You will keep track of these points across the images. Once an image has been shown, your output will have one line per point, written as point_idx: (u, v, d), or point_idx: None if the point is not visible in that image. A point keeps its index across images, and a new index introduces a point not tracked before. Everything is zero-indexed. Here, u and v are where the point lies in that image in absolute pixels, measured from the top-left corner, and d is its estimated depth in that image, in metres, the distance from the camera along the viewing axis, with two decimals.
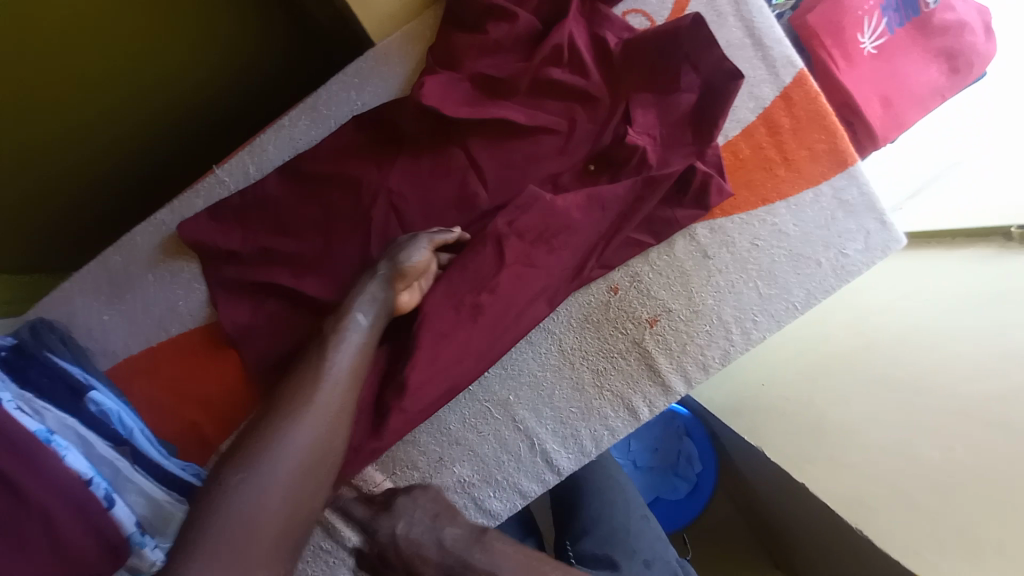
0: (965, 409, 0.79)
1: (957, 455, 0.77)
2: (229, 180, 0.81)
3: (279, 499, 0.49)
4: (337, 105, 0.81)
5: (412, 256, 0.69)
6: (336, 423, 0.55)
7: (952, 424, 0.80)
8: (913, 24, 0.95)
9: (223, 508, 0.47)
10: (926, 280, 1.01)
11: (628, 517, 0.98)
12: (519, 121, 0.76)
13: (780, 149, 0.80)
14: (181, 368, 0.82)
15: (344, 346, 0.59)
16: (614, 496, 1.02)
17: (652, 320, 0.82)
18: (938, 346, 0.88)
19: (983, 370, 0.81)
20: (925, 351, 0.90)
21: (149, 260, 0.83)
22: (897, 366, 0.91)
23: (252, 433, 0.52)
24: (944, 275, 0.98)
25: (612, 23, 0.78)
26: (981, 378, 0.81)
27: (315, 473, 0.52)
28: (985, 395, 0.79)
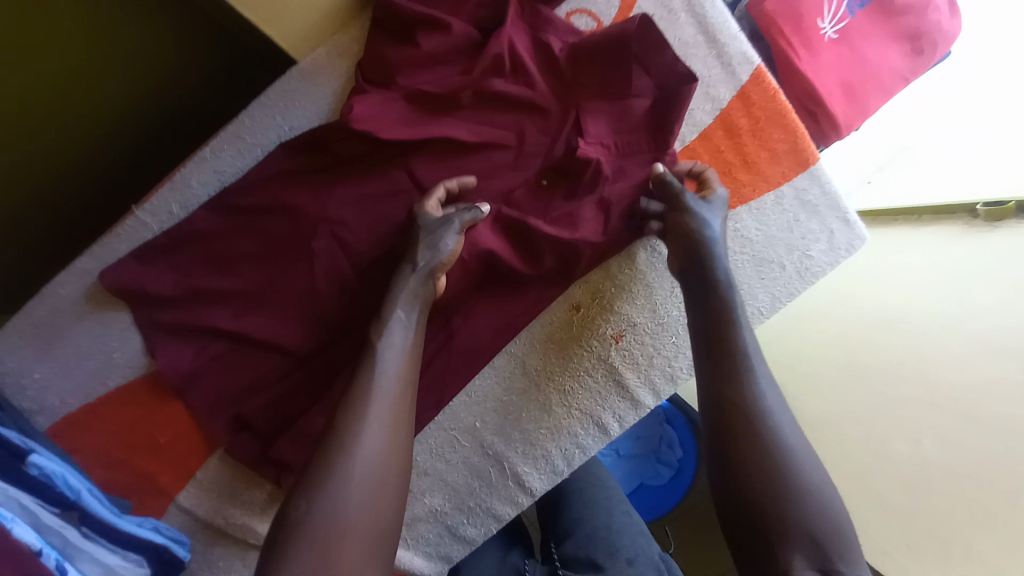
0: (936, 399, 0.79)
1: (926, 449, 0.78)
2: (153, 220, 0.74)
3: (367, 493, 0.53)
4: (264, 130, 0.74)
5: (441, 242, 0.67)
6: (399, 413, 0.58)
7: (925, 417, 0.80)
8: (876, 3, 0.91)
9: (306, 531, 0.50)
10: (890, 265, 1.00)
11: (610, 514, 0.92)
12: (464, 139, 0.71)
13: (739, 152, 0.77)
14: (127, 422, 0.78)
15: (389, 345, 0.62)
16: (596, 494, 0.96)
17: (616, 336, 0.80)
18: (910, 332, 0.87)
19: (960, 358, 0.79)
20: (895, 338, 0.89)
21: (78, 308, 0.76)
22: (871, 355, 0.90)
23: (324, 444, 0.55)
24: (910, 258, 0.97)
25: (556, 26, 0.73)
26: (956, 367, 0.79)
27: (395, 469, 0.56)
28: (963, 385, 0.77)
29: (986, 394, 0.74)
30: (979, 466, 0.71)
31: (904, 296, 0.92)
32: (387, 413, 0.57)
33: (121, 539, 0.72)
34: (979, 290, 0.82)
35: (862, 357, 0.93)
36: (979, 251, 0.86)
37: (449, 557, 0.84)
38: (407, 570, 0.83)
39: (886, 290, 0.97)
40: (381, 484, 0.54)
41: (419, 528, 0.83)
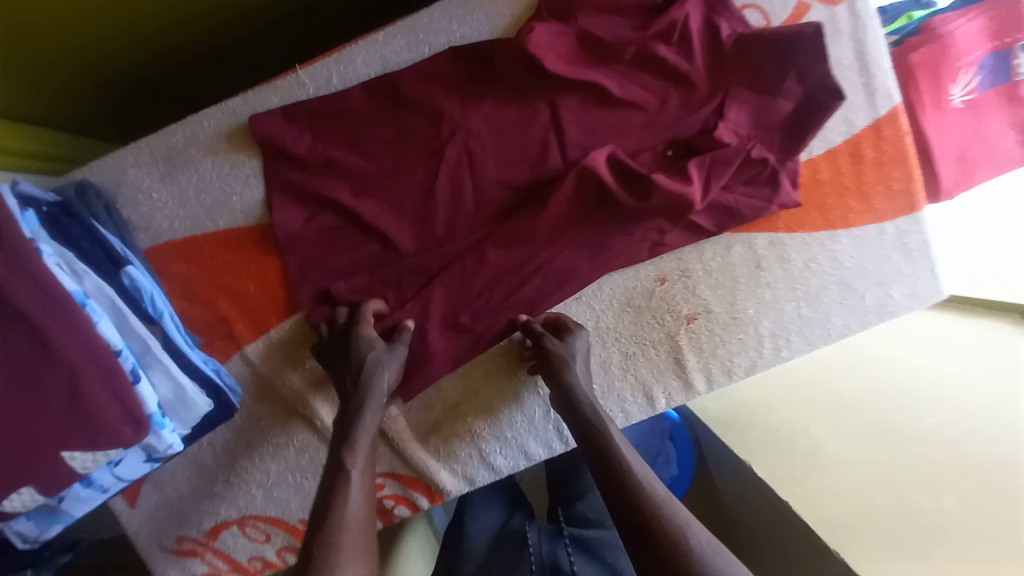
0: (968, 468, 0.86)
1: (947, 505, 0.83)
2: (310, 83, 0.78)
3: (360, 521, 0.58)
4: (436, 31, 0.78)
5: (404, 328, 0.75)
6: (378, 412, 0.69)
7: (948, 477, 0.86)
8: (1002, 89, 0.94)
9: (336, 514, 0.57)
10: (945, 338, 1.01)
11: None
12: (613, 91, 0.75)
13: (856, 179, 0.80)
14: (221, 262, 0.81)
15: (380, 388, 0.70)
16: None
17: (690, 317, 0.83)
18: (949, 403, 0.93)
19: (986, 436, 0.88)
20: (930, 407, 0.93)
21: (213, 145, 0.80)
22: (903, 411, 0.94)
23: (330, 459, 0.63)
24: (962, 338, 1.00)
25: (730, 12, 0.76)
26: (996, 438, 0.88)
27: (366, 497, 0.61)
28: (985, 457, 0.86)
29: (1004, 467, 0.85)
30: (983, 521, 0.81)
31: (949, 368, 0.97)
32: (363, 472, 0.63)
33: (190, 365, 0.76)
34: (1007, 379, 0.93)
35: (895, 415, 0.95)
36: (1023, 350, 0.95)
37: (471, 480, 0.87)
38: (430, 478, 0.87)
39: (928, 358, 0.99)
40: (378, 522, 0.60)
41: (453, 444, 0.86)
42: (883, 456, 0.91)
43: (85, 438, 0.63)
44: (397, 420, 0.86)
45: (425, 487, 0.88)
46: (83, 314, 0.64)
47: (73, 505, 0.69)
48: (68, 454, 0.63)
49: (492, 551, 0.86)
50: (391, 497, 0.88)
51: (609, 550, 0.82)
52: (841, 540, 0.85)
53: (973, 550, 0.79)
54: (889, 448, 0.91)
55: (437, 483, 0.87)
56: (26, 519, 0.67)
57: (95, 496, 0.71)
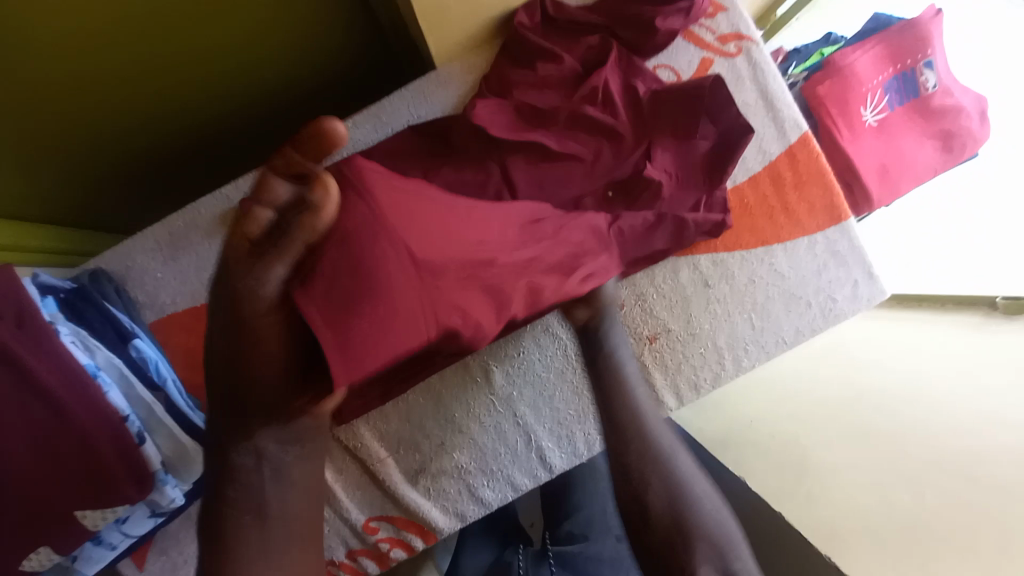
0: (944, 462, 0.87)
1: (929, 500, 0.84)
2: None
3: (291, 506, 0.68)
4: (397, 115, 0.91)
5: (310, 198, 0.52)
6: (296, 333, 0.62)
7: (927, 472, 0.87)
8: (913, 104, 1.05)
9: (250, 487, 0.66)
10: (915, 338, 1.05)
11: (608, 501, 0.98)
12: (552, 147, 0.86)
13: (782, 200, 0.89)
14: None
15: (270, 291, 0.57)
16: (596, 485, 1.01)
17: (651, 337, 0.90)
18: (926, 398, 0.94)
19: (963, 428, 0.88)
20: (904, 405, 0.95)
21: (209, 227, 0.91)
22: (881, 415, 0.96)
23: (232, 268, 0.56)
24: (925, 335, 1.04)
25: (644, 74, 0.89)
26: (977, 432, 0.87)
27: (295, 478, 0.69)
28: (964, 448, 0.87)
29: (977, 455, 0.85)
30: (967, 515, 0.81)
31: (921, 366, 0.99)
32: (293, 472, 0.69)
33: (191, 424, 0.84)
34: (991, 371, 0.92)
35: (864, 422, 0.97)
36: (995, 342, 0.95)
37: (462, 516, 0.91)
38: (423, 518, 0.90)
39: (901, 361, 1.02)
40: (303, 534, 0.68)
41: (442, 481, 0.90)
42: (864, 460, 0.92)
43: (100, 495, 0.72)
44: (387, 462, 0.90)
45: (419, 528, 0.91)
46: (94, 383, 0.72)
47: (83, 566, 0.79)
48: (80, 512, 0.72)
49: None
50: (387, 540, 0.92)
51: (590, 563, 0.87)
52: (829, 542, 0.87)
53: (958, 544, 0.79)
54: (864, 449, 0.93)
55: (430, 523, 0.90)
56: None
57: (103, 555, 0.80)
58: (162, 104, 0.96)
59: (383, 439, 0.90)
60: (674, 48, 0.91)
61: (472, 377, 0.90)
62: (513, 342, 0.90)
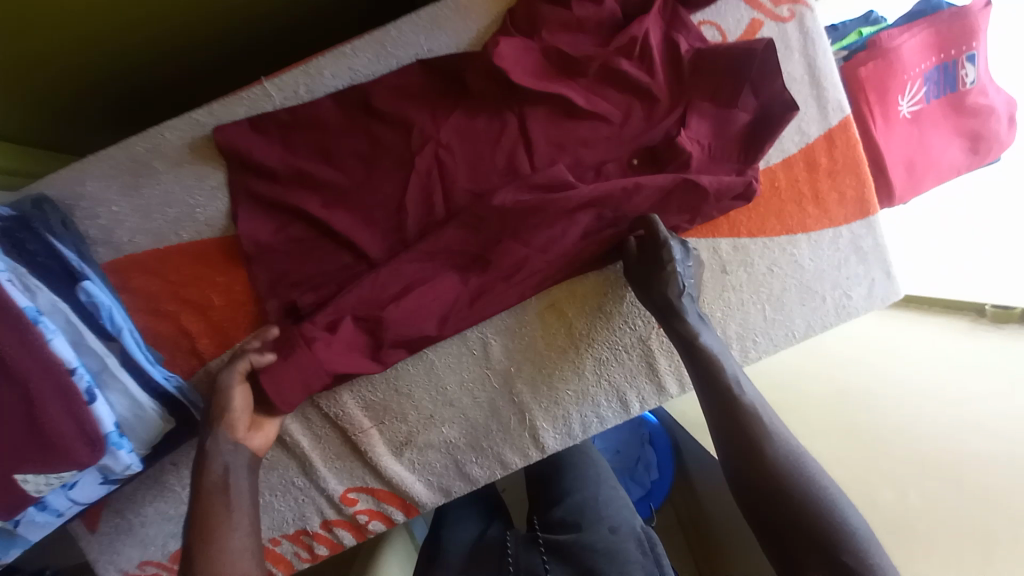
0: (927, 464, 0.86)
1: (911, 501, 0.84)
2: (277, 94, 0.78)
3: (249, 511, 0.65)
4: (404, 46, 0.79)
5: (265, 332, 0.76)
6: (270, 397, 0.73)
7: (911, 472, 0.86)
8: (948, 98, 1.00)
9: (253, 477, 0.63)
10: (909, 338, 1.05)
11: (598, 488, 0.97)
12: (580, 103, 0.77)
13: (813, 187, 0.84)
14: (186, 276, 0.80)
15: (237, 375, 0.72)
16: (585, 470, 1.01)
17: (661, 321, 0.85)
18: (912, 400, 0.93)
19: (953, 431, 0.87)
20: (888, 405, 0.95)
21: (177, 155, 0.78)
22: (862, 412, 0.97)
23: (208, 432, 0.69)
24: (919, 335, 1.04)
25: (688, 30, 0.80)
26: (968, 434, 0.85)
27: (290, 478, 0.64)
28: (952, 452, 0.85)
29: (966, 461, 0.83)
30: (943, 513, 0.81)
31: (917, 369, 0.98)
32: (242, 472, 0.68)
33: (135, 365, 0.74)
34: (976, 374, 0.91)
35: (857, 418, 0.97)
36: (989, 343, 0.95)
37: (447, 491, 0.87)
38: (405, 491, 0.86)
39: (899, 365, 1.01)
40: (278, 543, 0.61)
41: (428, 455, 0.85)
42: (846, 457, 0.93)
43: (44, 456, 0.64)
44: (370, 432, 0.84)
45: (400, 501, 0.87)
46: (35, 331, 0.64)
47: (27, 531, 0.70)
48: (22, 475, 0.64)
49: (472, 560, 0.91)
50: (365, 512, 0.87)
51: (585, 552, 0.84)
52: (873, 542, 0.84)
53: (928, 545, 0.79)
54: (843, 446, 0.95)
55: (412, 495, 0.86)
56: None
57: (49, 522, 0.72)
58: (123, 3, 0.80)
59: (365, 408, 0.84)
60: (722, 4, 0.81)
61: (467, 350, 0.84)
62: (516, 315, 0.84)
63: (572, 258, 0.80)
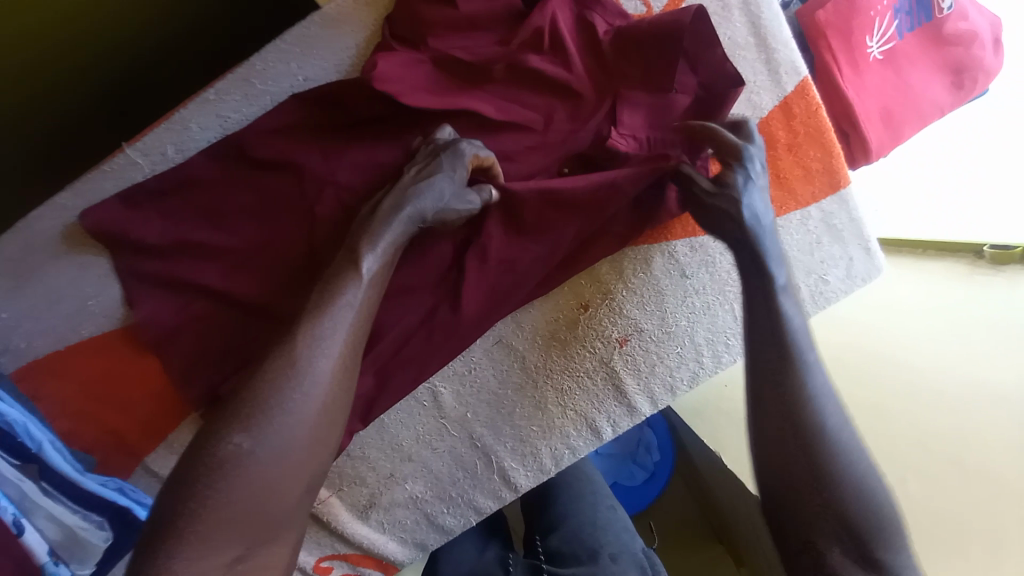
0: (929, 443, 0.77)
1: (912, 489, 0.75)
2: (144, 161, 0.69)
3: (327, 394, 0.52)
4: (276, 78, 0.69)
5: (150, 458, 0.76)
6: None
7: (913, 456, 0.77)
8: (924, 29, 0.87)
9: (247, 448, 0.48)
10: (904, 291, 0.92)
11: (595, 511, 0.95)
12: (490, 115, 0.66)
13: (772, 166, 0.73)
14: (96, 374, 0.72)
15: None
16: (582, 489, 0.99)
17: (621, 340, 0.78)
18: (900, 364, 0.84)
19: (945, 401, 0.79)
20: (885, 370, 0.84)
21: (53, 245, 0.70)
22: (863, 389, 0.84)
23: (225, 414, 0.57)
24: (921, 285, 0.91)
25: (604, 6, 0.68)
26: (965, 405, 0.77)
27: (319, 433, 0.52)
28: (952, 429, 0.77)
29: (963, 438, 0.75)
30: (941, 497, 0.74)
31: (919, 334, 0.85)
32: (340, 349, 0.54)
33: (67, 485, 0.68)
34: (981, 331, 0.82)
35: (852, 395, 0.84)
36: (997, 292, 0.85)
37: (424, 544, 0.82)
38: (379, 552, 0.81)
39: (889, 322, 0.89)
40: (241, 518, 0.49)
41: (397, 513, 0.81)
42: None
43: None
44: (333, 502, 0.79)
45: (377, 561, 0.82)
46: None
47: None
48: None
49: None
50: None
51: None
52: None
53: (943, 541, 0.71)
54: None
55: (388, 555, 0.82)
56: None
57: None
58: None
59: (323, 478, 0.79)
60: None
61: (416, 402, 0.78)
62: (462, 356, 0.77)
63: (512, 291, 0.72)
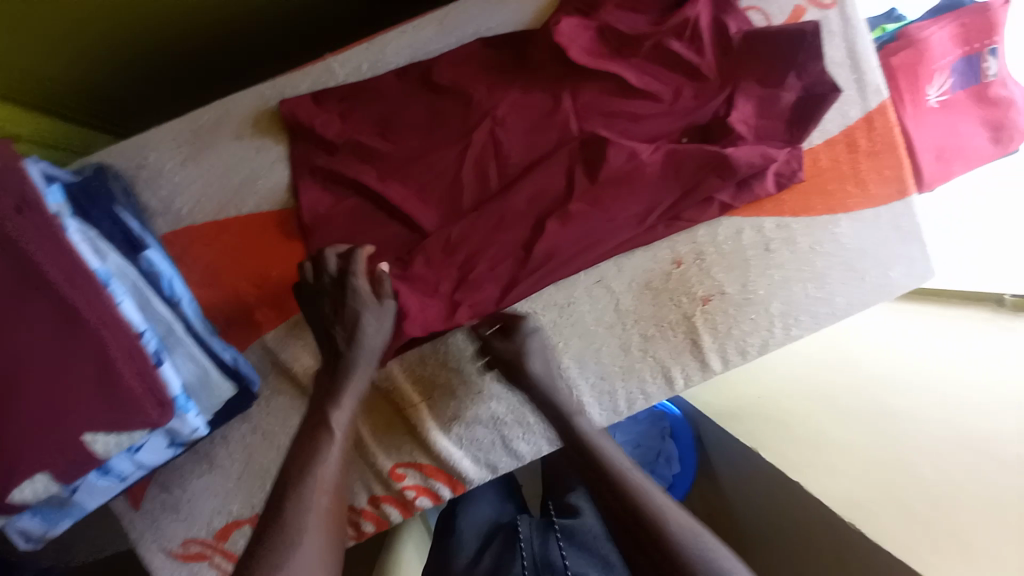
0: (960, 439, 0.81)
1: (948, 477, 0.77)
2: (340, 70, 0.81)
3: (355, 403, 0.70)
4: (466, 25, 0.82)
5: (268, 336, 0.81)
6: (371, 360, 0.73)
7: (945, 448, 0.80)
8: (972, 90, 1.01)
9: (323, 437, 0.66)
10: (933, 332, 0.97)
11: None
12: (633, 81, 0.79)
13: (853, 167, 0.86)
14: (243, 248, 0.80)
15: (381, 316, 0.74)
16: None
17: (705, 298, 0.87)
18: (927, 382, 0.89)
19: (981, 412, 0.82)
20: (915, 391, 0.89)
21: (238, 127, 0.80)
22: (896, 397, 0.89)
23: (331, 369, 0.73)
24: (940, 326, 0.98)
25: (737, 13, 0.82)
26: (987, 417, 0.82)
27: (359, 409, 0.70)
28: (981, 432, 0.80)
29: (999, 441, 0.78)
30: (996, 493, 0.73)
31: (945, 359, 0.91)
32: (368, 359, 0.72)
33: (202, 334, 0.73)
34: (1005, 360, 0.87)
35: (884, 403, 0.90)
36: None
37: (494, 467, 0.87)
38: (453, 467, 0.85)
39: (911, 350, 0.96)
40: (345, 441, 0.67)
41: (476, 431, 0.86)
42: (873, 434, 0.86)
43: (115, 414, 0.61)
44: (419, 407, 0.85)
45: (448, 477, 0.86)
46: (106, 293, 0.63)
47: (83, 499, 0.68)
48: (90, 436, 0.61)
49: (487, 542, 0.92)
50: (413, 488, 0.86)
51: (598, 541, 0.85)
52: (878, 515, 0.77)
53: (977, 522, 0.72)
54: (868, 425, 0.88)
55: (461, 471, 0.85)
56: (34, 515, 0.66)
57: (109, 487, 0.69)
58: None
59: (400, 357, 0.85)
60: None
61: None
62: (564, 290, 0.86)
63: (617, 233, 0.82)
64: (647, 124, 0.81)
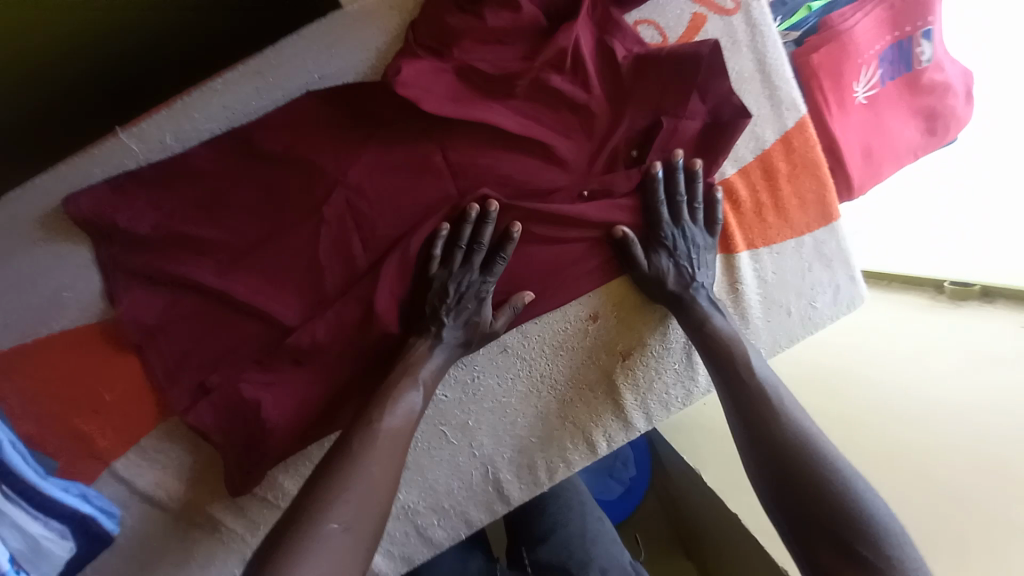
0: (948, 438, 0.76)
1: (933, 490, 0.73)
2: (140, 147, 0.66)
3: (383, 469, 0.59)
4: (290, 76, 0.68)
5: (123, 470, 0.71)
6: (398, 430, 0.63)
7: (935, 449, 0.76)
8: (904, 79, 0.92)
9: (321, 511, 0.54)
10: (893, 320, 0.96)
11: (584, 522, 0.93)
12: (510, 128, 0.67)
13: (772, 195, 0.77)
14: (66, 372, 0.67)
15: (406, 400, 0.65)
16: (569, 498, 0.98)
17: (622, 354, 0.78)
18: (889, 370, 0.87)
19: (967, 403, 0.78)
20: (881, 386, 0.86)
21: (30, 231, 0.66)
22: (860, 393, 0.86)
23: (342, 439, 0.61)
24: (899, 315, 0.96)
25: (624, 32, 0.70)
26: (966, 414, 0.77)
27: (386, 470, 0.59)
28: (971, 434, 0.75)
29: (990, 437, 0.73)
30: (981, 498, 0.70)
31: (908, 341, 0.89)
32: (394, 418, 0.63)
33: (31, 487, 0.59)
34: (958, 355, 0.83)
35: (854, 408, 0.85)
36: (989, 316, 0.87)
37: (410, 559, 0.80)
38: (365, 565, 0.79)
39: (873, 342, 0.93)
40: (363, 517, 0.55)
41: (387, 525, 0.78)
42: (851, 441, 0.82)
43: None
44: None
45: None
46: None
47: None
48: None
49: None
50: None
51: None
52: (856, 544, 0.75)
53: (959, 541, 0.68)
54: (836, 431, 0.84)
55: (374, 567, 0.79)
56: None
57: None
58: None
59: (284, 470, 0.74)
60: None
61: None
62: (465, 365, 0.76)
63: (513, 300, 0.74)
64: (534, 174, 0.70)
